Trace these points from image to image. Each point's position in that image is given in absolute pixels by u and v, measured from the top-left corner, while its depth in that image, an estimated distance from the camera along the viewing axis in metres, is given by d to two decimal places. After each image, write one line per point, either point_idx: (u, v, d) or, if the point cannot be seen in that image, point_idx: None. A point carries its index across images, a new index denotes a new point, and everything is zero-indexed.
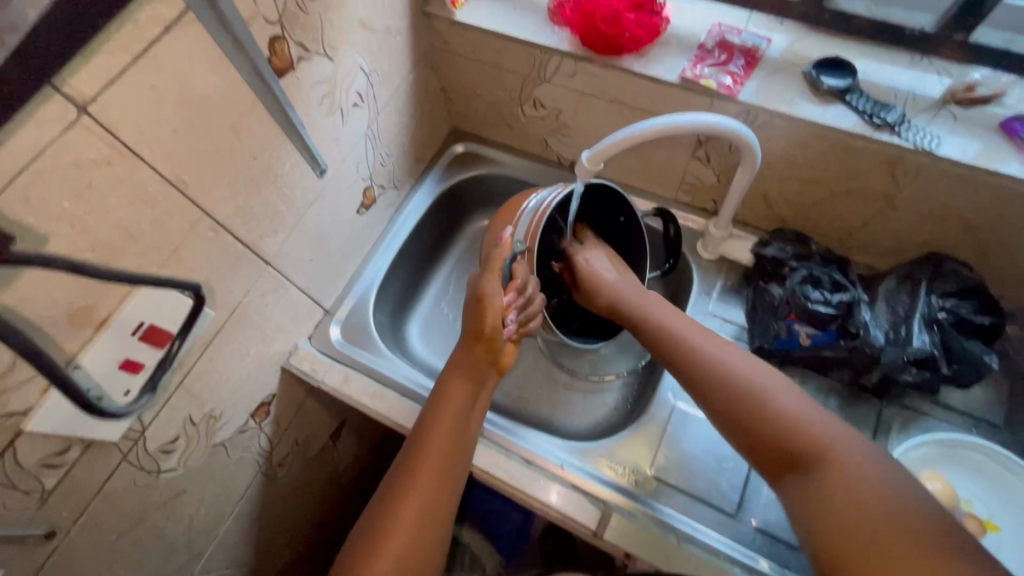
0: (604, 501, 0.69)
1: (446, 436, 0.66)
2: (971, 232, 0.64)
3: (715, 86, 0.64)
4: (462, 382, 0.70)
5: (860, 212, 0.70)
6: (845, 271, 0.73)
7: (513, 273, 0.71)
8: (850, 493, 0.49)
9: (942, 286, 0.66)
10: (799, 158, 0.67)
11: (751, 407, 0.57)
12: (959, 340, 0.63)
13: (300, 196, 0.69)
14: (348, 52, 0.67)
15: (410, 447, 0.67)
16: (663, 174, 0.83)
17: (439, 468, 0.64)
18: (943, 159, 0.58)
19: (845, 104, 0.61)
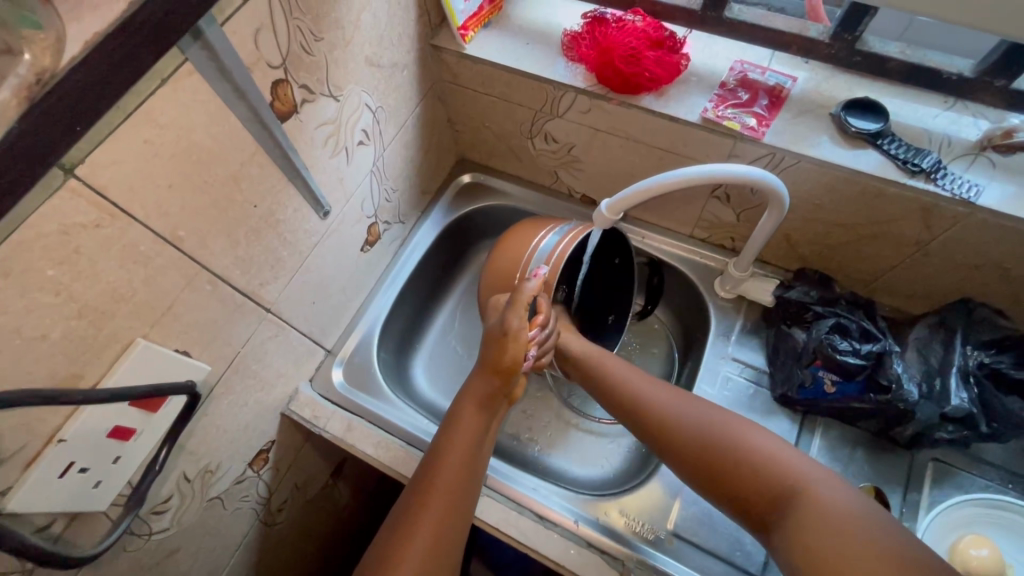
0: (621, 560, 0.65)
1: (458, 465, 0.61)
2: (1008, 280, 0.61)
3: (739, 127, 0.62)
4: (473, 409, 0.66)
5: (889, 256, 0.67)
6: (873, 316, 0.70)
7: (538, 307, 0.67)
8: (836, 522, 0.47)
9: (977, 337, 0.63)
10: (826, 202, 0.64)
11: (717, 454, 0.56)
12: (999, 397, 0.60)
13: (303, 239, 0.66)
14: (354, 91, 0.64)
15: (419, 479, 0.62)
16: (679, 211, 0.80)
17: (449, 500, 0.59)
18: (983, 209, 0.55)
19: (877, 148, 0.59)
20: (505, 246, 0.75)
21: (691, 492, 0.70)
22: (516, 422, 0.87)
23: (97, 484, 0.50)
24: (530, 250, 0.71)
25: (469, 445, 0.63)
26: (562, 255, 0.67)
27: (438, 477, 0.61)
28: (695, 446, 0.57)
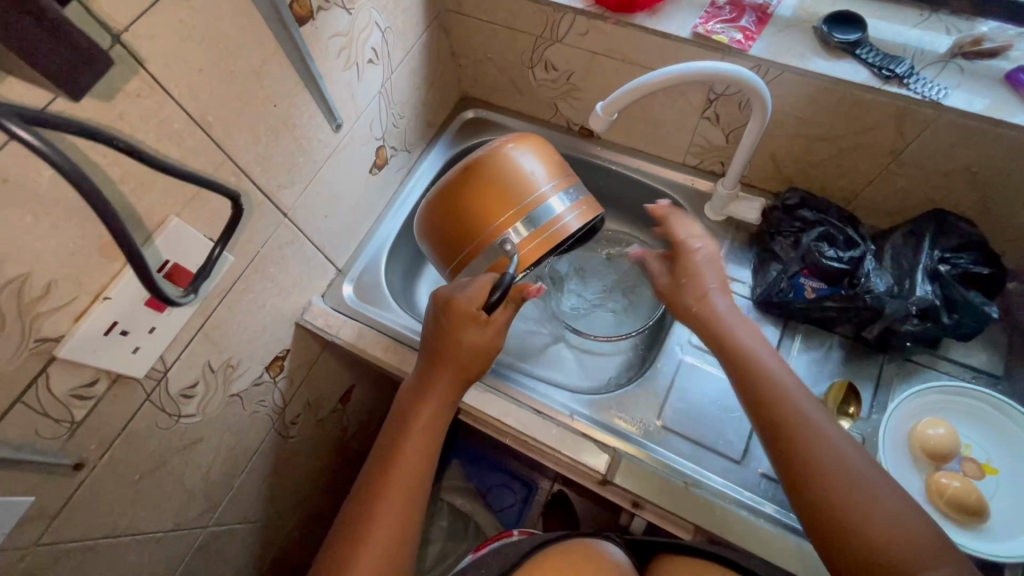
0: (613, 448, 0.71)
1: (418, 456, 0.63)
2: (975, 187, 0.66)
3: (727, 41, 0.66)
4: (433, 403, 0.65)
5: (866, 169, 0.71)
6: (857, 228, 0.75)
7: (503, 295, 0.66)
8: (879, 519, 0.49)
9: (945, 241, 0.68)
10: (808, 114, 0.68)
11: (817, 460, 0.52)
12: (959, 291, 0.65)
13: (317, 148, 0.70)
14: (365, 6, 0.68)
15: (381, 461, 0.64)
16: (672, 137, 0.84)
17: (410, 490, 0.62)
18: (950, 110, 0.59)
19: (855, 58, 0.63)
20: (488, 172, 0.68)
21: (680, 390, 0.75)
22: (516, 341, 0.92)
23: (136, 350, 0.55)
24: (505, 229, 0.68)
25: (439, 406, 0.65)
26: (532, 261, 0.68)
27: (405, 460, 0.63)
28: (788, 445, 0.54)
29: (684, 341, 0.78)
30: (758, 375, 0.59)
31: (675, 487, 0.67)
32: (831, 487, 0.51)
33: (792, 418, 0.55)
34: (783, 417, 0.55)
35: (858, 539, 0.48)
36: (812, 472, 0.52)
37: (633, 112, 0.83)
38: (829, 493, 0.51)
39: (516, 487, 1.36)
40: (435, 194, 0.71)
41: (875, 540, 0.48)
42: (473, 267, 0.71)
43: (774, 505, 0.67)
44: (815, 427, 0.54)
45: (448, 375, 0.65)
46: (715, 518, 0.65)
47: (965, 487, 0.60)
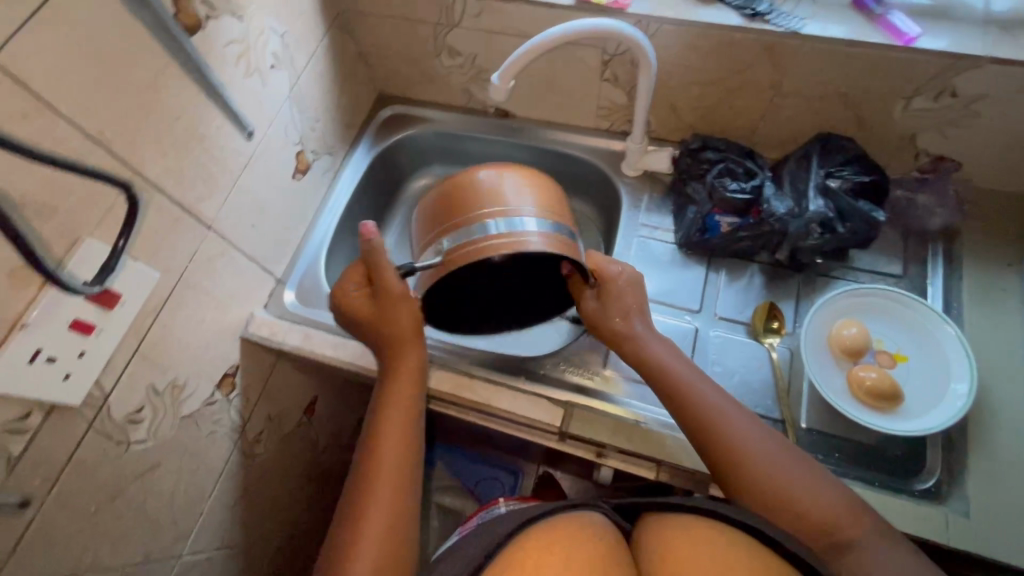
0: (565, 401, 0.74)
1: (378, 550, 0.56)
2: (848, 106, 0.72)
3: (607, 2, 0.70)
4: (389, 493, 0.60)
5: (755, 106, 0.77)
6: (756, 161, 0.80)
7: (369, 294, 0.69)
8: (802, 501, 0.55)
9: (829, 159, 0.74)
10: (692, 61, 0.73)
11: (740, 453, 0.58)
12: (848, 201, 0.71)
13: (231, 157, 0.71)
14: (258, 12, 0.70)
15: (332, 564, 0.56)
16: (580, 104, 0.88)
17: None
18: (810, 37, 0.65)
19: (722, 3, 0.69)
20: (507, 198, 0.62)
21: None
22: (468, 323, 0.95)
23: (68, 376, 0.55)
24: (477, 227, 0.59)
25: (410, 401, 0.67)
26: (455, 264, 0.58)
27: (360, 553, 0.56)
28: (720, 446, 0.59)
29: None
30: (679, 386, 0.64)
31: (626, 426, 0.71)
32: (791, 487, 0.55)
33: (708, 416, 0.61)
34: (705, 420, 0.61)
35: (815, 529, 0.54)
36: (755, 476, 0.57)
37: (539, 83, 0.87)
38: (776, 494, 0.55)
39: (502, 477, 1.36)
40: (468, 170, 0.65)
41: (808, 519, 0.54)
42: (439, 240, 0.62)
43: None
44: (739, 425, 0.60)
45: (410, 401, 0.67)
46: (670, 450, 0.69)
47: (880, 376, 0.66)
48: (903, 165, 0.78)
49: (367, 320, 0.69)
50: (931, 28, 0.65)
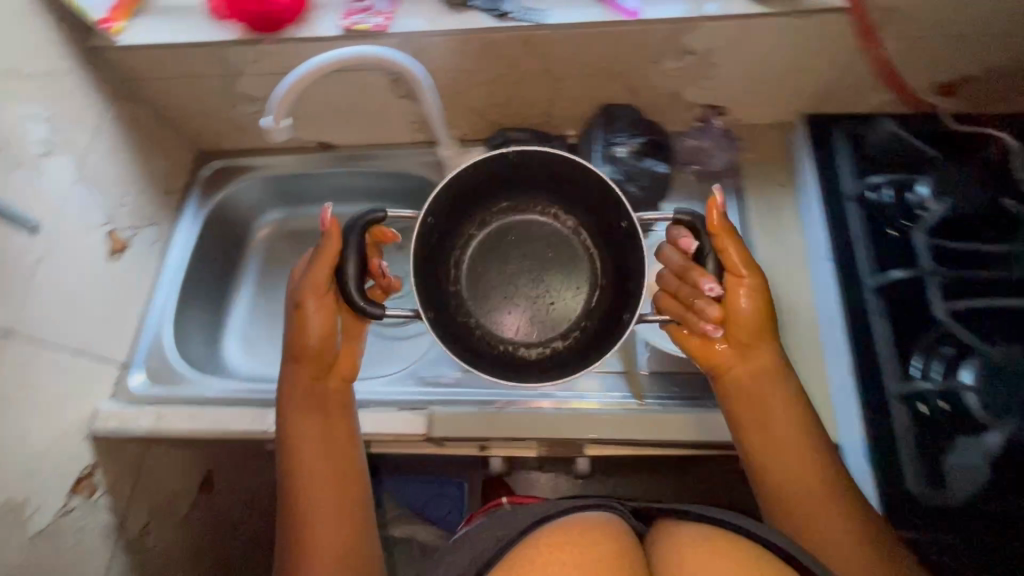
0: (427, 406, 0.75)
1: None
2: (616, 78, 0.79)
3: (369, 27, 0.72)
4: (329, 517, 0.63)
5: (541, 93, 0.82)
6: (551, 143, 0.86)
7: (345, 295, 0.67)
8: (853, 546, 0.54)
9: (610, 129, 0.82)
10: (468, 66, 0.78)
11: (800, 487, 0.58)
12: (630, 162, 0.79)
13: (14, 258, 0.67)
14: (7, 104, 0.67)
15: None
16: (391, 122, 0.91)
17: None
18: (556, 25, 0.71)
19: (475, 9, 0.73)
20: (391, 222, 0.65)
21: None
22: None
23: None
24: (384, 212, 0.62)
25: (315, 421, 0.66)
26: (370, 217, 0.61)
27: None
28: (793, 469, 0.59)
29: None
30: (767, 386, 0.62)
31: (487, 413, 0.73)
32: (790, 476, 0.59)
33: (780, 432, 0.60)
34: (761, 438, 0.61)
35: (791, 499, 0.58)
36: (821, 517, 0.56)
37: (343, 111, 0.88)
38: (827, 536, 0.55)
39: (448, 490, 1.27)
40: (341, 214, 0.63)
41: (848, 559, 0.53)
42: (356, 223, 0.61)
43: (579, 392, 0.76)
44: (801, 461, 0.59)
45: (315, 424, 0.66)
46: (529, 425, 0.72)
47: None
48: (683, 118, 0.86)
49: (305, 327, 0.64)
50: (650, 3, 0.71)
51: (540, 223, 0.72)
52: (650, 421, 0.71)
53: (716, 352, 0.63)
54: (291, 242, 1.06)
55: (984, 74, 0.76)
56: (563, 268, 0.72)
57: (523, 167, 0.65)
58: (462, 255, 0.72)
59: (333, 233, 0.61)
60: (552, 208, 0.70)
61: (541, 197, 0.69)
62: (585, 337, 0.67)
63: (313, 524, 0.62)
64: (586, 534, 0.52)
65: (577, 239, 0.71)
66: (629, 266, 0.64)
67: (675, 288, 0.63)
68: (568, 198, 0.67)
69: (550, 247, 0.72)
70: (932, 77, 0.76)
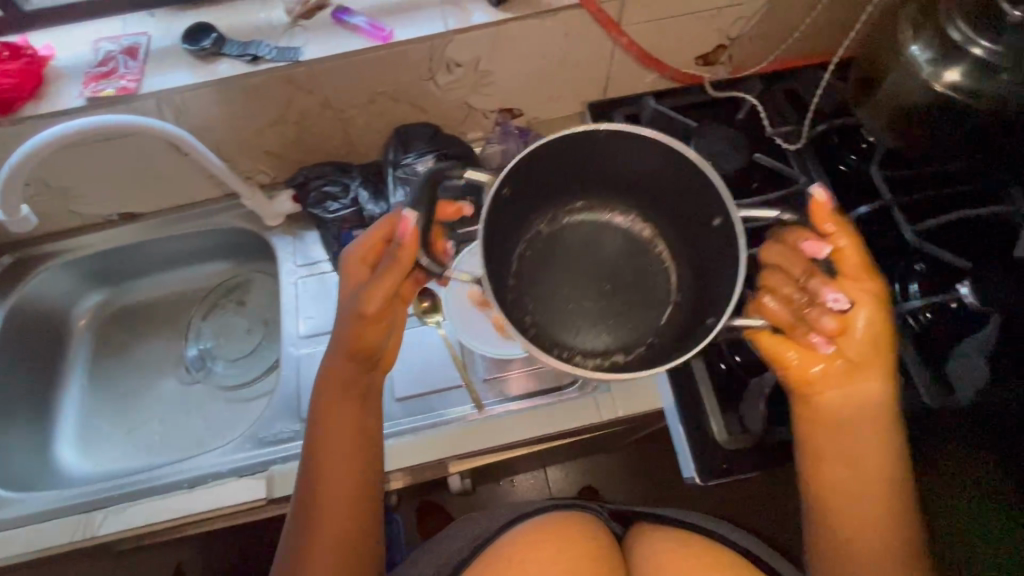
0: (266, 469, 0.72)
1: None
2: (398, 100, 0.80)
3: (114, 93, 0.68)
4: (342, 525, 0.55)
5: (331, 126, 0.82)
6: (350, 170, 0.86)
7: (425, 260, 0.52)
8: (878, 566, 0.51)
9: (401, 149, 0.82)
10: (240, 113, 0.75)
11: (864, 505, 0.51)
12: (424, 181, 0.80)
13: None
14: None
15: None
16: (190, 181, 0.85)
17: None
18: (312, 61, 0.70)
19: (226, 56, 0.70)
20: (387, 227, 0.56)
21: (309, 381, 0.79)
22: (196, 429, 0.91)
23: None
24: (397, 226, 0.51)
25: (357, 409, 0.57)
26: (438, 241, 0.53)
27: None
28: (875, 485, 0.51)
29: (295, 338, 0.82)
30: (859, 402, 0.50)
31: None
32: (837, 484, 0.52)
33: (878, 447, 0.51)
34: (855, 450, 0.51)
35: (827, 481, 0.53)
36: (875, 538, 0.51)
37: (129, 179, 0.82)
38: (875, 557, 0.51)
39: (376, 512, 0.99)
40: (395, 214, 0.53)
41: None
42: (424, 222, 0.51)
43: (419, 417, 0.75)
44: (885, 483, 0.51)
45: (344, 431, 0.57)
46: None
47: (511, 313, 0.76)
48: (481, 125, 0.88)
49: (369, 328, 0.54)
50: (395, 22, 0.71)
51: (610, 235, 0.61)
52: (489, 427, 0.73)
53: (786, 357, 0.51)
54: (120, 321, 0.99)
55: (736, 40, 0.81)
56: (647, 291, 0.60)
57: (585, 147, 0.51)
58: (523, 250, 0.59)
59: (411, 246, 0.50)
60: (633, 213, 0.60)
61: (624, 160, 0.53)
62: (687, 304, 0.58)
63: (321, 532, 0.54)
64: (564, 532, 0.66)
65: (654, 252, 0.61)
66: (709, 271, 0.55)
67: (779, 285, 0.50)
68: (657, 204, 0.58)
69: (628, 253, 0.61)
70: (689, 49, 0.81)
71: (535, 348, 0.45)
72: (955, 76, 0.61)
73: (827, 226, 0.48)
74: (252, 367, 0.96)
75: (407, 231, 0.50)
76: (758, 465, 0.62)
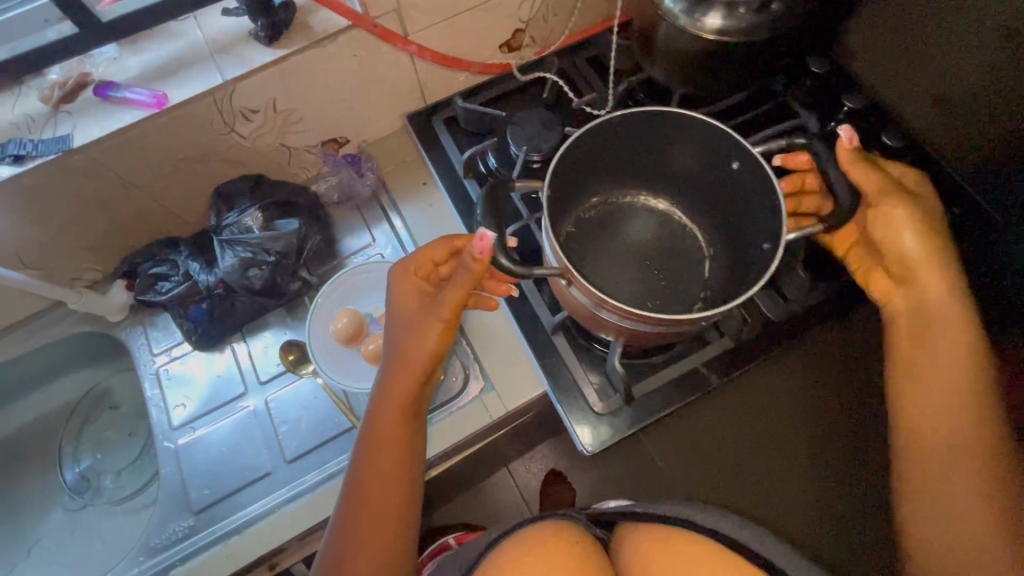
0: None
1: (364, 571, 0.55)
2: (206, 159, 0.76)
3: None
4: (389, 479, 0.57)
5: (143, 205, 0.76)
6: (180, 247, 0.82)
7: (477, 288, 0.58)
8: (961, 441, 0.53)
9: (223, 213, 0.79)
10: (27, 218, 0.69)
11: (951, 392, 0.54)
12: (251, 239, 0.77)
13: None
14: None
15: (350, 485, 0.58)
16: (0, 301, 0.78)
17: None
18: (85, 145, 0.65)
19: None
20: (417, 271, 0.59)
21: (193, 470, 0.75)
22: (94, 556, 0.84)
23: None
24: (465, 265, 0.53)
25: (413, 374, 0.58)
26: (480, 270, 0.52)
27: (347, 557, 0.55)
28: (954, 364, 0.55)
29: (168, 431, 0.77)
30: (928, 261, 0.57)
31: (225, 548, 0.67)
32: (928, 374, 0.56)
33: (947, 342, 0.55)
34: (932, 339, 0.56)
35: (926, 428, 0.55)
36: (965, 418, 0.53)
37: None
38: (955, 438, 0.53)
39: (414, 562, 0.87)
40: (429, 247, 0.59)
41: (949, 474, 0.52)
42: (464, 271, 0.53)
43: (313, 472, 0.72)
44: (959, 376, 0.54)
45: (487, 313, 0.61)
46: (268, 537, 0.67)
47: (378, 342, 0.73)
48: (309, 161, 0.86)
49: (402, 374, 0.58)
50: (167, 83, 0.67)
51: (632, 224, 0.67)
52: None
53: (899, 241, 0.57)
54: None
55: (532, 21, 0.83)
56: (684, 266, 0.65)
57: (651, 130, 0.59)
58: (572, 232, 0.66)
59: (486, 262, 0.51)
60: (641, 193, 0.68)
61: (676, 147, 0.61)
62: (725, 261, 0.65)
63: (369, 492, 0.57)
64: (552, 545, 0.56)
65: (675, 222, 0.67)
66: (738, 222, 0.62)
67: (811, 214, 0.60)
68: (664, 179, 0.65)
69: (662, 239, 0.67)
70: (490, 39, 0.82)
71: (611, 299, 0.51)
72: (715, 19, 0.65)
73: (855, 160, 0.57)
74: (143, 471, 0.89)
75: (484, 249, 0.50)
76: (628, 423, 0.64)
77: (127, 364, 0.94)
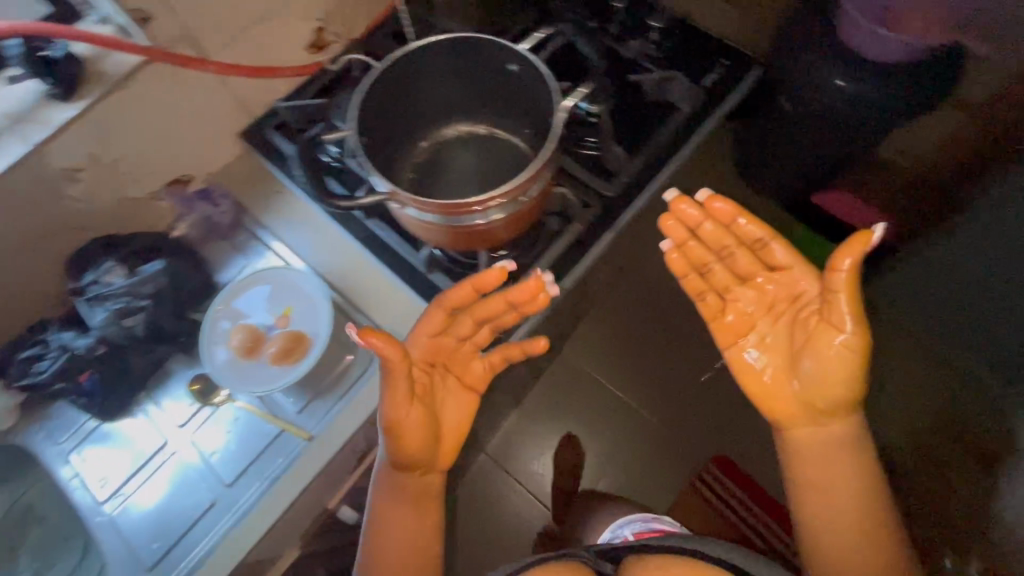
0: None
1: None
2: (42, 232, 0.75)
3: None
4: None
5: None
6: (45, 328, 0.80)
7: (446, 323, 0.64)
8: (838, 517, 0.57)
9: (81, 277, 0.78)
10: None
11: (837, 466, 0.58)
12: (116, 290, 0.77)
13: None
14: None
15: None
16: None
17: None
18: None
19: None
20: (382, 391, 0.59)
21: (133, 533, 0.74)
22: None
23: None
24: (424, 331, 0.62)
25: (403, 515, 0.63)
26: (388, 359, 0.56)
27: None
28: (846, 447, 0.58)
29: (97, 508, 0.76)
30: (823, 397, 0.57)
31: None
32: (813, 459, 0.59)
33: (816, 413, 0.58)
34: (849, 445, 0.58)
35: (823, 487, 0.58)
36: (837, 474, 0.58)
37: None
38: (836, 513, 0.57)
39: None
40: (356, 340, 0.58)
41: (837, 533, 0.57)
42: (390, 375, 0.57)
43: (257, 482, 0.73)
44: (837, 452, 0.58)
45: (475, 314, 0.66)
46: (221, 563, 0.66)
47: (274, 345, 0.75)
48: (157, 209, 0.86)
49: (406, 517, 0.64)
50: None
51: (454, 153, 0.74)
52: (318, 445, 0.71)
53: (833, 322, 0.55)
54: None
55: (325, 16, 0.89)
56: (505, 164, 0.73)
57: (411, 75, 0.66)
58: (411, 173, 0.73)
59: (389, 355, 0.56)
60: (455, 121, 0.75)
61: (439, 87, 0.69)
62: (534, 137, 0.72)
63: None
64: None
65: (493, 136, 0.74)
66: (526, 109, 0.69)
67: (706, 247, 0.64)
68: (463, 105, 0.73)
69: (484, 157, 0.74)
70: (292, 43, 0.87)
71: (439, 203, 0.61)
72: None
73: (687, 209, 0.63)
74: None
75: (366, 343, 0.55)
76: (514, 318, 0.71)
77: (29, 480, 0.87)
